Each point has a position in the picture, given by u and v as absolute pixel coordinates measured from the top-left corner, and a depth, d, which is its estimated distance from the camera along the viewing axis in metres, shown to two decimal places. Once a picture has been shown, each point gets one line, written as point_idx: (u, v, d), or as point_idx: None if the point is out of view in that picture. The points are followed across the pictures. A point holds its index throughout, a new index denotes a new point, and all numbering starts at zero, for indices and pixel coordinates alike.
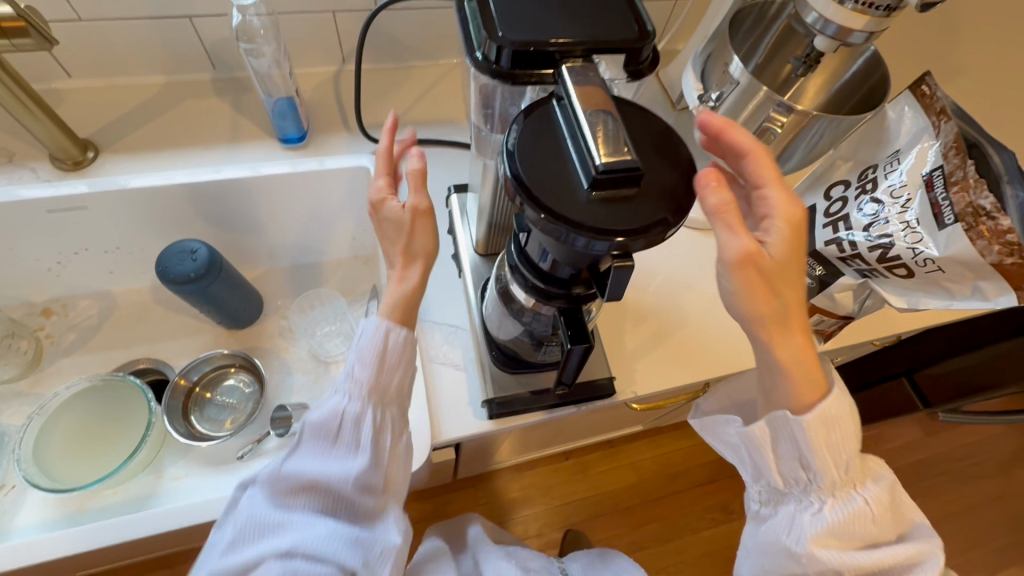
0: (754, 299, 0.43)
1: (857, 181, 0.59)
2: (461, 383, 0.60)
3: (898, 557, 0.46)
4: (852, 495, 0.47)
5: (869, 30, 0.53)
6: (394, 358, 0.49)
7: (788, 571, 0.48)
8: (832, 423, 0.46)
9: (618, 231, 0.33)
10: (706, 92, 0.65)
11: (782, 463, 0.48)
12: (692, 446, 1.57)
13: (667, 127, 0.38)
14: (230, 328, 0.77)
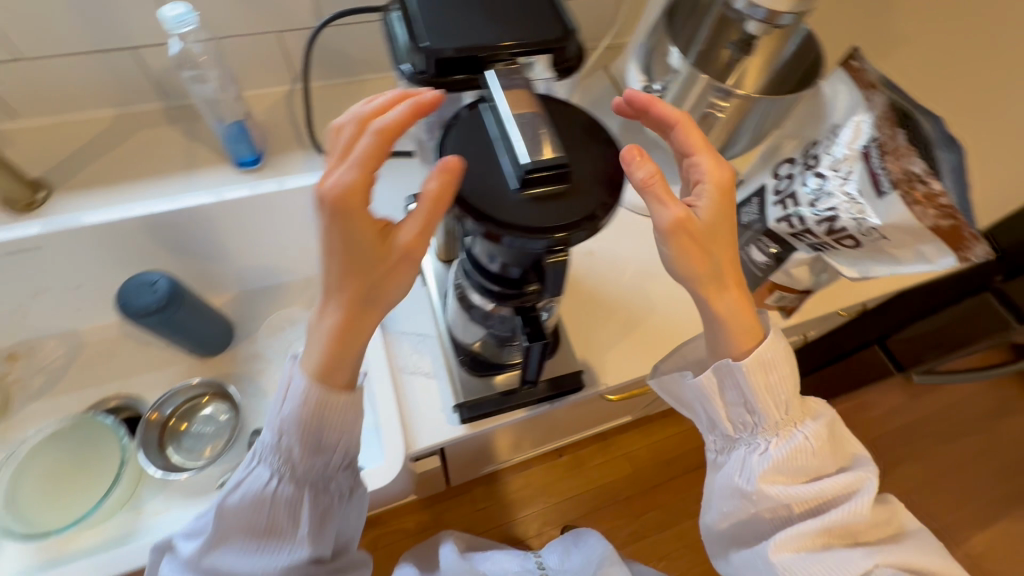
0: (691, 262, 0.45)
1: (801, 159, 0.60)
2: (433, 391, 0.60)
3: (841, 485, 0.51)
4: (794, 433, 0.52)
5: (795, 12, 0.55)
6: (328, 434, 0.46)
7: (743, 510, 0.53)
8: (770, 366, 0.51)
9: (548, 229, 0.34)
10: (650, 83, 0.66)
11: (730, 410, 0.53)
12: (683, 431, 1.58)
13: (592, 120, 0.39)
14: (204, 355, 0.76)
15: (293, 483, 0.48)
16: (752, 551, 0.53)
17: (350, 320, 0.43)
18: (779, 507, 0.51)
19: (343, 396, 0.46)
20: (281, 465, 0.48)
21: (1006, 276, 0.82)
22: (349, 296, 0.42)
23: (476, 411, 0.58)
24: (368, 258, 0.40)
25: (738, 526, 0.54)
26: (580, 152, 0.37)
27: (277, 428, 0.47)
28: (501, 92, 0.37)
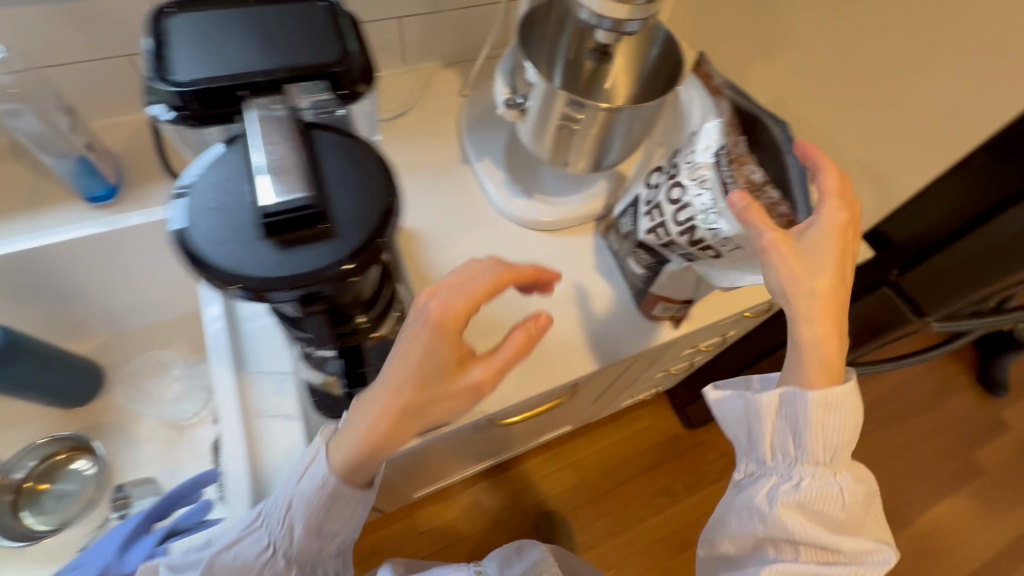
0: (780, 284, 0.48)
1: (669, 166, 0.60)
2: (292, 435, 0.56)
3: (854, 544, 0.53)
4: (830, 479, 0.54)
5: (639, 18, 0.53)
6: (335, 521, 0.47)
7: (753, 534, 0.55)
8: (832, 406, 0.52)
9: (289, 279, 0.30)
10: (513, 95, 0.63)
11: (775, 436, 0.55)
12: (630, 435, 1.57)
13: (366, 149, 0.35)
14: (70, 408, 0.72)
15: (287, 558, 0.48)
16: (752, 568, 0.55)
17: (399, 420, 0.41)
18: (790, 542, 0.53)
19: (359, 492, 0.46)
20: (282, 539, 0.48)
21: (902, 270, 0.85)
22: (401, 402, 0.41)
23: None
24: (437, 377, 0.41)
25: (744, 545, 0.57)
26: (351, 184, 0.33)
27: (288, 507, 0.47)
28: (269, 122, 0.33)
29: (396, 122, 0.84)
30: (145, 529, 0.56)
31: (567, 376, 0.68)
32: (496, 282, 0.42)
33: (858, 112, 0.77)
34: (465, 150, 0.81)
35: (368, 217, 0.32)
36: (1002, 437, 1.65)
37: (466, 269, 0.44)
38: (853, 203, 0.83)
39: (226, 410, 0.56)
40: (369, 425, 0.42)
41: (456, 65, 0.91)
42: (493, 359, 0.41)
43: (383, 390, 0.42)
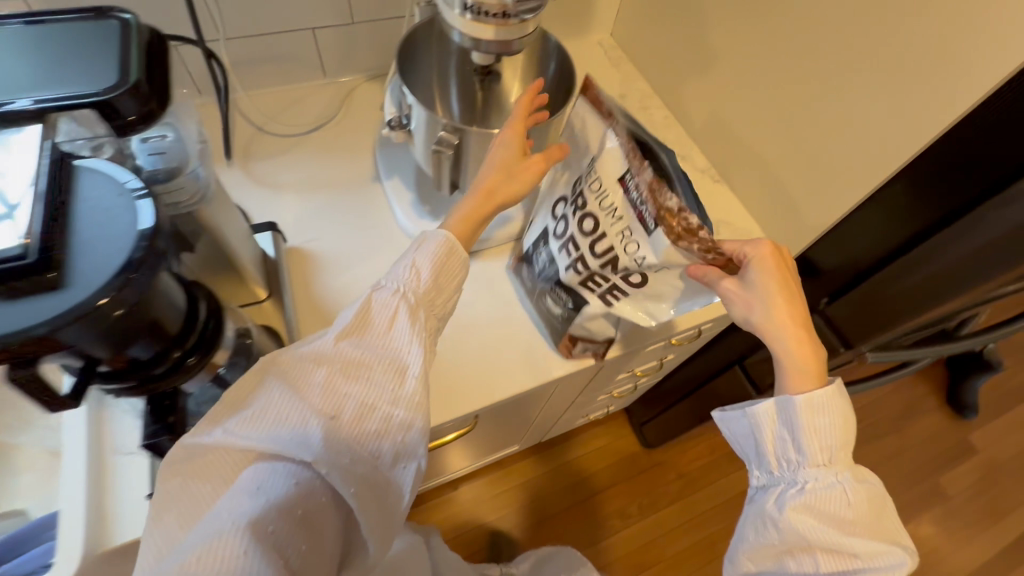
0: (755, 325, 0.50)
1: (572, 197, 0.58)
2: (141, 470, 0.53)
3: (869, 551, 0.46)
4: (838, 479, 0.47)
5: (505, 39, 0.50)
6: (451, 277, 0.49)
7: (768, 546, 0.48)
8: (821, 407, 0.47)
9: None
10: (398, 115, 0.60)
11: (775, 442, 0.49)
12: (585, 455, 1.44)
13: (129, 197, 0.31)
14: None
15: (411, 314, 0.46)
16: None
17: (496, 191, 0.51)
18: (805, 550, 0.46)
19: (460, 256, 0.49)
20: (412, 285, 0.47)
21: (829, 300, 0.80)
22: (494, 172, 0.51)
23: None
24: (513, 157, 0.52)
25: (759, 564, 0.48)
26: (97, 235, 0.30)
27: (412, 261, 0.48)
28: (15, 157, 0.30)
29: (309, 136, 0.80)
30: None
31: (461, 409, 0.64)
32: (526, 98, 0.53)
33: (784, 135, 0.75)
34: (376, 168, 0.78)
35: (103, 275, 0.29)
36: (969, 458, 1.61)
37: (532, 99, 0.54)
38: (783, 228, 0.80)
39: (75, 446, 0.53)
40: (465, 203, 0.50)
41: (380, 79, 0.87)
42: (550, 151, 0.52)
43: (488, 174, 0.51)
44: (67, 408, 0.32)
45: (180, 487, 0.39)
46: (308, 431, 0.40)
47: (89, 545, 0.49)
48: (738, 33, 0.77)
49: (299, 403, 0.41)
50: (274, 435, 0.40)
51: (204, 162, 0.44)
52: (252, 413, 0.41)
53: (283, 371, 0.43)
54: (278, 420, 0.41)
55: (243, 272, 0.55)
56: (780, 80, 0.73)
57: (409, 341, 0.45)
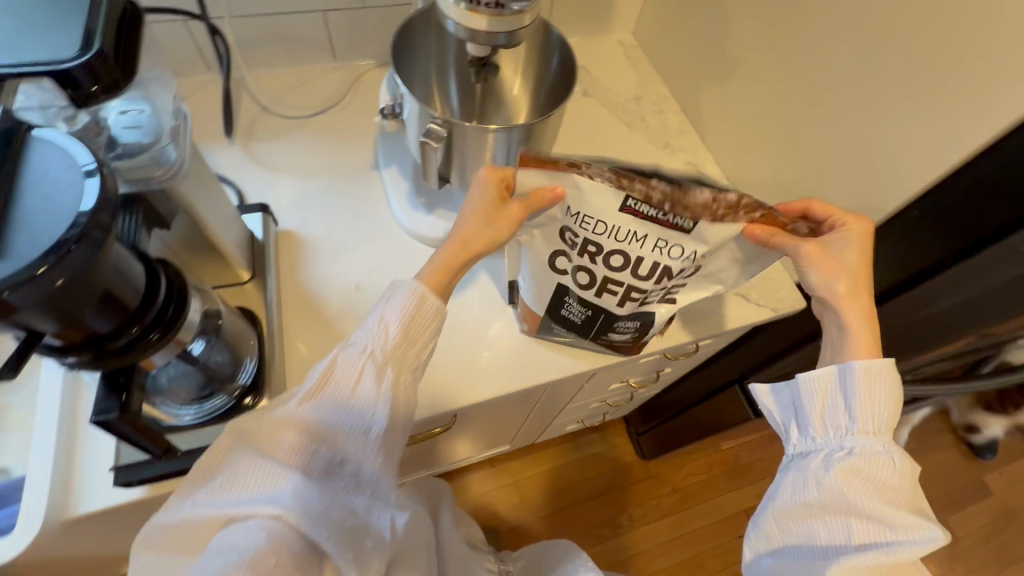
0: (837, 281, 0.49)
1: (573, 248, 0.53)
2: (109, 442, 0.54)
3: (905, 525, 0.43)
4: (886, 449, 0.46)
5: (499, 31, 0.47)
6: (421, 329, 0.47)
7: (804, 507, 0.46)
8: (878, 377, 0.46)
9: None
10: (392, 104, 0.59)
11: (825, 409, 0.48)
12: (579, 461, 1.41)
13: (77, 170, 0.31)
14: None
15: (378, 371, 0.45)
16: (801, 555, 0.45)
17: (477, 247, 0.49)
18: (841, 511, 0.44)
19: (433, 309, 0.47)
20: (377, 342, 0.45)
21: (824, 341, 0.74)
22: (467, 224, 0.49)
23: (137, 475, 0.51)
24: (491, 199, 0.49)
25: (792, 524, 0.46)
26: (40, 208, 0.29)
27: (379, 315, 0.46)
28: None
29: (312, 120, 0.79)
30: None
31: (437, 409, 0.62)
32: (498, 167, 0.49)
33: (800, 151, 0.70)
34: (377, 156, 0.77)
35: (39, 248, 0.28)
36: (984, 499, 1.54)
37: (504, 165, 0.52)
38: None
39: (46, 414, 0.53)
40: (441, 255, 0.49)
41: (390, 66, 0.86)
42: (534, 199, 0.49)
43: (462, 224, 0.50)
44: (4, 378, 0.32)
45: (157, 560, 0.41)
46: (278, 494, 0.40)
47: (52, 512, 0.49)
48: (757, 40, 0.73)
49: (267, 470, 0.41)
50: (245, 500, 0.40)
51: (178, 139, 0.43)
52: (224, 480, 0.41)
53: (248, 435, 0.42)
54: (247, 485, 0.40)
55: (225, 253, 0.55)
56: (800, 92, 0.68)
57: (376, 395, 0.44)
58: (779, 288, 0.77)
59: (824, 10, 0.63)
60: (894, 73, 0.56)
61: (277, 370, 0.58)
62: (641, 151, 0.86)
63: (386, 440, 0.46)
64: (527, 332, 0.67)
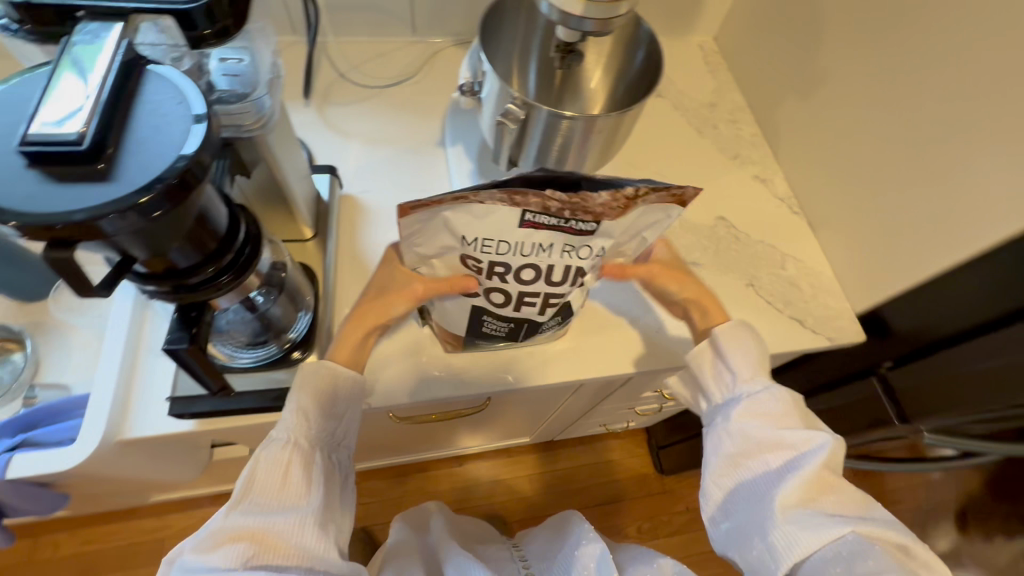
0: (680, 287, 0.57)
1: (480, 273, 0.50)
2: (166, 373, 0.56)
3: (801, 438, 0.49)
4: (767, 389, 0.53)
5: (594, 16, 0.47)
6: (340, 399, 0.48)
7: (728, 454, 0.52)
8: (737, 336, 0.55)
9: (32, 216, 0.27)
10: (472, 82, 0.59)
11: (714, 374, 0.56)
12: (595, 465, 1.39)
13: (187, 107, 0.32)
14: (19, 301, 0.75)
15: (303, 450, 0.47)
16: (739, 497, 0.51)
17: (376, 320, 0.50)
18: (749, 443, 0.51)
19: (347, 386, 0.48)
20: (297, 428, 0.47)
21: (893, 364, 0.72)
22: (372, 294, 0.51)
23: (189, 408, 0.53)
24: (392, 281, 0.51)
25: (726, 479, 0.52)
26: (150, 138, 0.31)
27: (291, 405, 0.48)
28: (96, 51, 0.31)
29: (385, 92, 0.81)
30: (14, 433, 0.58)
31: (472, 390, 0.62)
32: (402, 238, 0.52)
33: (884, 177, 0.67)
34: (444, 134, 0.78)
35: (146, 176, 0.29)
36: None
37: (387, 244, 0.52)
38: (863, 277, 0.72)
39: (115, 339, 0.56)
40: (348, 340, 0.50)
41: (467, 46, 0.87)
42: (450, 283, 0.50)
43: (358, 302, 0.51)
44: (99, 296, 0.33)
45: None
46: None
47: (110, 431, 0.52)
48: (853, 57, 0.70)
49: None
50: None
51: (272, 91, 0.44)
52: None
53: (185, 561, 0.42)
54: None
55: (294, 210, 0.57)
56: (893, 116, 0.65)
57: (306, 481, 0.46)
58: (839, 318, 0.73)
59: (936, 32, 0.59)
60: (1016, 109, 0.52)
61: (328, 328, 0.59)
62: (708, 159, 0.84)
63: (327, 516, 0.46)
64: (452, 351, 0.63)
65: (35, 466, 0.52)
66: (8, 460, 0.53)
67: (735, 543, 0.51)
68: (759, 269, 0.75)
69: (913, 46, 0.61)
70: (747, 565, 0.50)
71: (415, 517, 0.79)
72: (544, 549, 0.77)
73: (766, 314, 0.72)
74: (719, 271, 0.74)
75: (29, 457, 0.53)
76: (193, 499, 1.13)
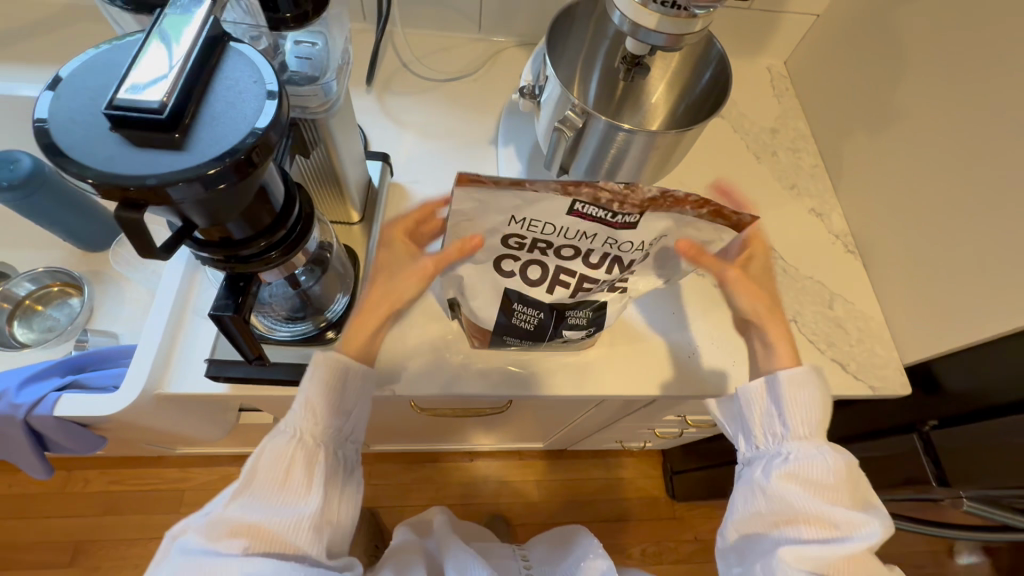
0: (749, 299, 0.54)
1: (520, 248, 0.50)
2: (207, 336, 0.59)
3: (848, 521, 0.46)
4: (819, 451, 0.48)
5: (666, 31, 0.46)
6: (348, 395, 0.47)
7: (758, 511, 0.49)
8: (804, 383, 0.51)
9: (110, 177, 0.29)
10: (534, 84, 0.59)
11: (763, 419, 0.52)
12: (605, 480, 1.37)
13: (261, 87, 0.33)
14: (82, 249, 0.79)
15: (311, 443, 0.46)
16: (757, 544, 0.49)
17: (376, 304, 0.48)
18: (788, 507, 0.47)
19: (356, 381, 0.47)
20: (305, 423, 0.46)
21: (938, 424, 0.68)
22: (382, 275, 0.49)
23: (224, 371, 0.55)
24: (399, 262, 0.49)
25: (751, 530, 0.49)
26: (225, 113, 0.32)
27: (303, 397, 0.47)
28: (183, 23, 0.33)
29: (444, 85, 0.82)
30: (62, 374, 0.62)
31: (495, 390, 0.62)
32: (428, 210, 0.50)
33: (954, 226, 0.63)
34: (497, 133, 0.78)
35: (218, 149, 0.31)
36: None
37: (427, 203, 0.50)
38: (916, 329, 0.68)
39: (164, 296, 0.58)
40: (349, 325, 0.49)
41: (529, 47, 0.87)
42: (444, 256, 0.47)
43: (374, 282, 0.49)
44: (160, 258, 0.34)
45: None
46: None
47: (150, 384, 0.55)
48: (935, 96, 0.66)
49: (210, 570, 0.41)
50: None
51: (340, 76, 0.45)
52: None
53: (187, 542, 0.43)
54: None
55: (345, 192, 0.58)
56: (972, 163, 0.61)
57: (309, 478, 0.45)
58: (885, 367, 0.69)
59: None
60: None
61: None
62: (763, 185, 0.81)
63: (328, 513, 0.46)
64: (478, 348, 0.63)
65: (81, 408, 0.56)
66: (57, 398, 0.56)
67: None
68: (805, 306, 0.72)
69: (1005, 91, 0.58)
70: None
71: (418, 525, 0.78)
72: (547, 552, 0.76)
73: (807, 353, 0.69)
74: None
75: (76, 399, 0.56)
76: (214, 456, 1.18)
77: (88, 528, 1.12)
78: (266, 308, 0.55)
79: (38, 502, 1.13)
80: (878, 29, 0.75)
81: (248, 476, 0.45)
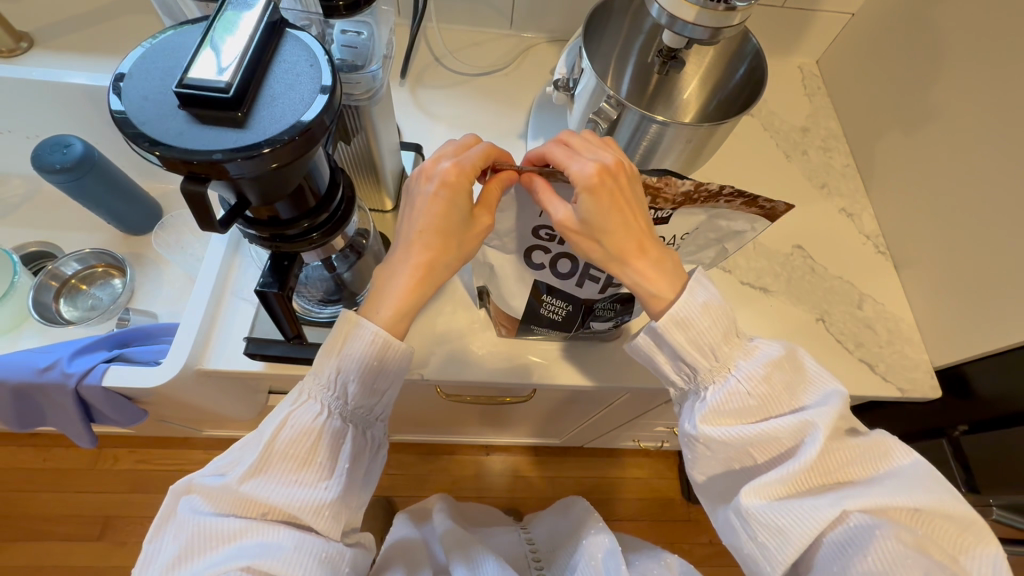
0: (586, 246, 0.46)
1: (553, 241, 0.52)
2: (246, 317, 0.61)
3: (785, 428, 0.44)
4: (729, 378, 0.47)
5: (704, 24, 0.46)
6: (384, 376, 0.46)
7: (718, 464, 0.47)
8: (688, 322, 0.46)
9: (177, 151, 0.31)
10: (568, 77, 0.60)
11: (669, 363, 0.49)
12: (619, 479, 1.37)
13: (315, 72, 0.35)
14: (126, 233, 0.82)
15: (340, 420, 0.46)
16: (726, 480, 0.47)
17: (435, 260, 0.45)
18: (728, 446, 0.45)
19: (397, 366, 0.46)
20: (335, 399, 0.46)
21: (968, 429, 0.68)
22: (436, 246, 0.45)
23: (261, 350, 0.57)
24: (460, 211, 0.45)
25: (712, 472, 0.47)
26: (283, 94, 0.34)
27: (334, 376, 0.46)
28: (246, 10, 0.34)
29: (476, 79, 0.83)
30: (107, 348, 0.64)
31: (520, 379, 0.63)
32: (489, 155, 0.47)
33: (990, 226, 0.62)
34: (526, 127, 0.79)
35: (276, 128, 0.32)
36: None
37: (461, 140, 0.48)
38: (946, 330, 0.67)
39: (205, 276, 0.61)
40: (400, 286, 0.45)
41: (559, 43, 0.87)
42: (489, 196, 0.47)
43: (418, 253, 0.45)
44: (215, 233, 0.36)
45: None
46: (244, 556, 0.40)
47: (192, 358, 0.57)
48: (970, 94, 0.65)
49: (230, 535, 0.41)
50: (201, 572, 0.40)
51: (384, 64, 0.47)
52: (175, 555, 0.41)
53: (199, 503, 0.43)
54: (202, 554, 0.41)
55: (380, 179, 0.60)
56: (1009, 162, 0.60)
57: (333, 456, 0.45)
58: (914, 368, 0.68)
59: None
60: None
61: None
62: (793, 184, 0.81)
63: (346, 494, 0.46)
64: (505, 336, 0.64)
65: (126, 380, 0.58)
66: (105, 369, 0.59)
67: (728, 537, 0.47)
68: (831, 304, 0.72)
69: None
70: (740, 562, 0.46)
71: (419, 513, 0.79)
72: (556, 538, 0.75)
73: (834, 352, 0.68)
74: (788, 301, 0.71)
75: (122, 371, 0.59)
76: None
77: (117, 504, 1.16)
78: (306, 290, 0.58)
79: (72, 477, 1.18)
80: (914, 27, 0.74)
81: (264, 452, 0.44)
